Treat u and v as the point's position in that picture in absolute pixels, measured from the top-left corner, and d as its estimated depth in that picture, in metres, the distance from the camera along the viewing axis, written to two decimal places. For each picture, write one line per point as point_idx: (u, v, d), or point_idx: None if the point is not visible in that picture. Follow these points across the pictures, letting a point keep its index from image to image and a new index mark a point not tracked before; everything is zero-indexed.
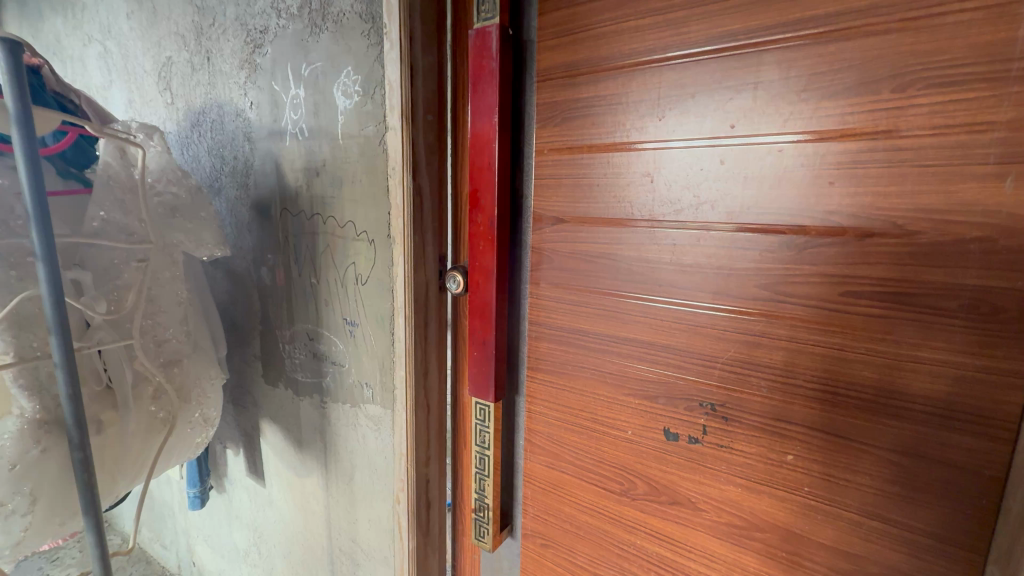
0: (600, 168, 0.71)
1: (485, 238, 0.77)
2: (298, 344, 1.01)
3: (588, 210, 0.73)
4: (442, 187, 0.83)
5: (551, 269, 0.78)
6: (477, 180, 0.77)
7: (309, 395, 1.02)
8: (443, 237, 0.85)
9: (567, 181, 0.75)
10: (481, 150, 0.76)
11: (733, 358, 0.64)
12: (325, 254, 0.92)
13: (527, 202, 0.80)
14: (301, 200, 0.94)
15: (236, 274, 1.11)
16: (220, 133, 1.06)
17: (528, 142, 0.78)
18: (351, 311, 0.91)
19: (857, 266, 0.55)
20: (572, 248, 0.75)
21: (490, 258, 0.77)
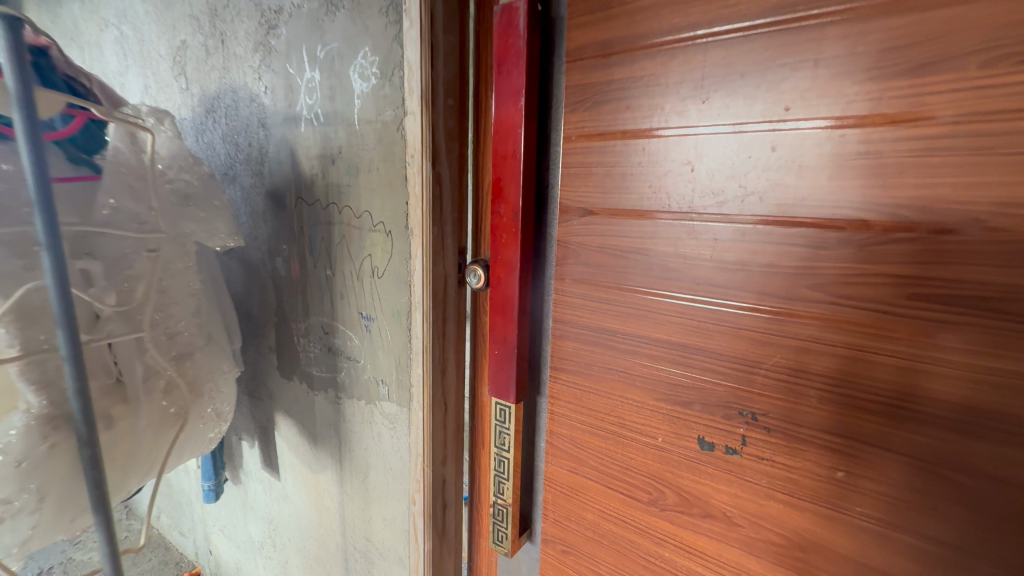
0: (634, 156, 0.66)
1: (508, 231, 0.73)
2: (313, 337, 0.98)
3: (619, 201, 0.68)
4: (463, 176, 0.79)
5: (578, 264, 0.73)
6: (502, 169, 0.73)
7: (324, 390, 0.99)
8: (463, 230, 0.81)
9: (595, 170, 0.70)
10: (505, 136, 0.71)
11: (778, 364, 0.59)
12: (340, 245, 0.88)
13: (552, 192, 0.76)
14: (316, 189, 0.90)
15: (251, 264, 1.08)
16: (235, 119, 1.03)
17: (554, 129, 0.74)
18: (366, 306, 0.86)
19: (934, 266, 0.49)
20: (602, 243, 0.70)
21: (513, 252, 0.73)
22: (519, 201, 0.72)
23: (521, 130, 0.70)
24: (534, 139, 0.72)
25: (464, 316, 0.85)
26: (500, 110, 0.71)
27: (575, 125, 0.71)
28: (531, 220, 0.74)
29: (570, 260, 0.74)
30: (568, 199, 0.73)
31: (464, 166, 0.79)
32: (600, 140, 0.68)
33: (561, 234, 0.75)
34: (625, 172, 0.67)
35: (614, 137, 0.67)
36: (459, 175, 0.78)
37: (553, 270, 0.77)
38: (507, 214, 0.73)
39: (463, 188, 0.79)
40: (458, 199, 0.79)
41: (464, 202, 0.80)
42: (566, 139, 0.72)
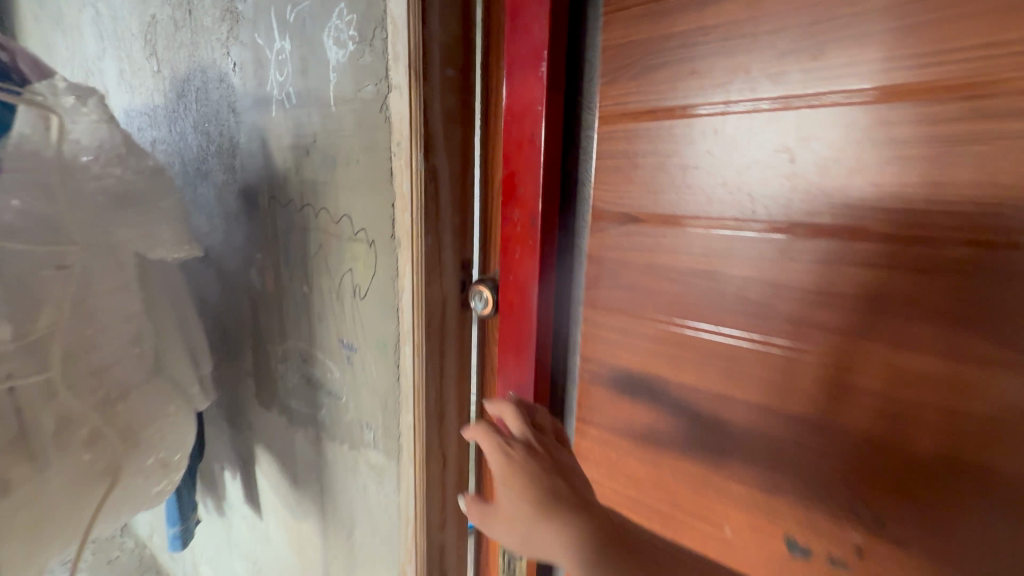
0: (702, 141, 0.46)
1: (522, 244, 0.56)
2: (290, 364, 0.82)
3: (678, 204, 0.49)
4: (466, 171, 0.62)
5: (620, 288, 0.54)
6: (517, 161, 0.55)
7: (303, 427, 0.83)
8: (466, 241, 0.64)
9: (644, 162, 0.51)
10: (521, 118, 0.54)
11: (902, 451, 0.40)
12: (316, 256, 0.71)
13: (582, 192, 0.57)
14: (289, 187, 0.73)
15: (226, 275, 0.93)
16: (204, 104, 0.88)
17: (586, 107, 0.55)
18: (348, 333, 0.69)
19: (998, 282, 0.34)
20: (651, 261, 0.51)
21: (531, 271, 0.56)
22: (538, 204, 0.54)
23: (542, 107, 0.52)
24: (559, 121, 0.54)
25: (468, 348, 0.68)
26: (514, 82, 0.54)
27: (616, 98, 0.52)
28: (553, 229, 0.56)
29: (608, 282, 0.55)
30: (604, 200, 0.54)
31: (468, 159, 0.62)
32: (649, 120, 0.50)
33: (595, 248, 0.56)
34: (687, 164, 0.48)
35: (672, 115, 0.48)
36: (462, 170, 0.61)
37: (582, 295, 0.59)
38: (523, 222, 0.56)
39: (468, 186, 0.62)
40: (461, 200, 0.62)
41: (470, 206, 0.63)
42: (602, 120, 0.53)
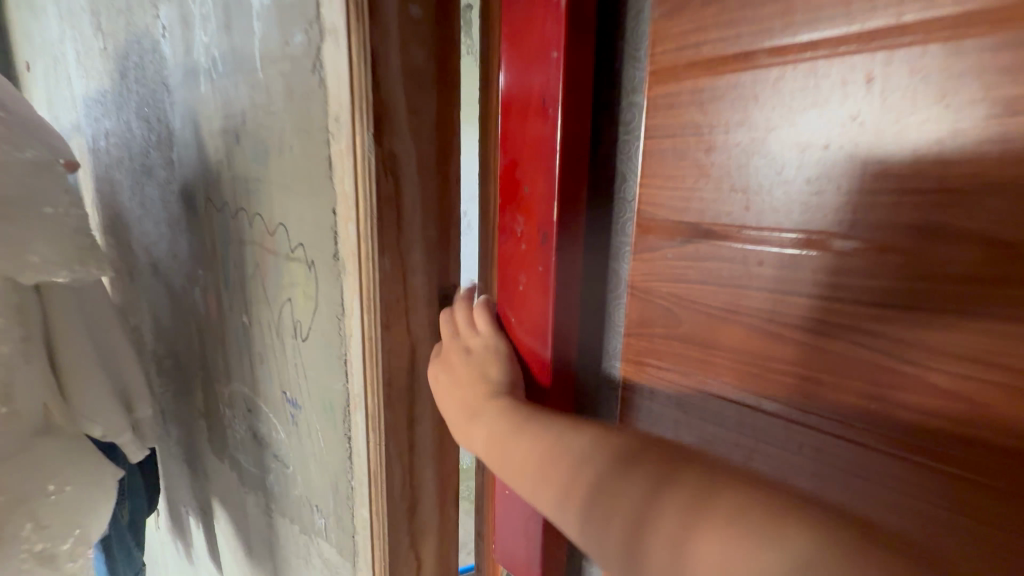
0: (842, 100, 0.25)
1: (526, 271, 0.38)
2: (236, 412, 0.65)
3: (793, 211, 0.27)
4: (445, 164, 0.43)
5: (678, 342, 0.33)
6: (523, 142, 0.37)
7: (254, 490, 0.65)
8: (448, 264, 0.45)
9: (726, 139, 0.29)
10: (528, 76, 0.36)
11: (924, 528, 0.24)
12: (253, 278, 0.53)
13: (619, 188, 0.37)
14: (223, 185, 0.56)
15: (175, 293, 0.77)
16: (142, 84, 0.71)
17: (626, 57, 0.35)
18: (290, 383, 0.51)
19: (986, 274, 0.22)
20: (734, 303, 0.30)
21: (543, 312, 0.37)
22: (553, 210, 0.36)
23: (558, 53, 0.34)
24: (587, 80, 0.35)
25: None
26: (521, 21, 0.36)
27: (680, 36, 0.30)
28: (575, 249, 0.37)
29: (659, 332, 0.34)
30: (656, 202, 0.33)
31: (447, 146, 0.42)
32: (738, 68, 0.28)
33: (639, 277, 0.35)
34: (814, 141, 0.26)
35: (785, 57, 0.26)
36: (432, 161, 0.42)
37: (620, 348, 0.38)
38: (529, 237, 0.37)
39: (452, 185, 0.44)
40: (435, 206, 0.43)
41: (451, 213, 0.44)
42: (654, 76, 0.32)
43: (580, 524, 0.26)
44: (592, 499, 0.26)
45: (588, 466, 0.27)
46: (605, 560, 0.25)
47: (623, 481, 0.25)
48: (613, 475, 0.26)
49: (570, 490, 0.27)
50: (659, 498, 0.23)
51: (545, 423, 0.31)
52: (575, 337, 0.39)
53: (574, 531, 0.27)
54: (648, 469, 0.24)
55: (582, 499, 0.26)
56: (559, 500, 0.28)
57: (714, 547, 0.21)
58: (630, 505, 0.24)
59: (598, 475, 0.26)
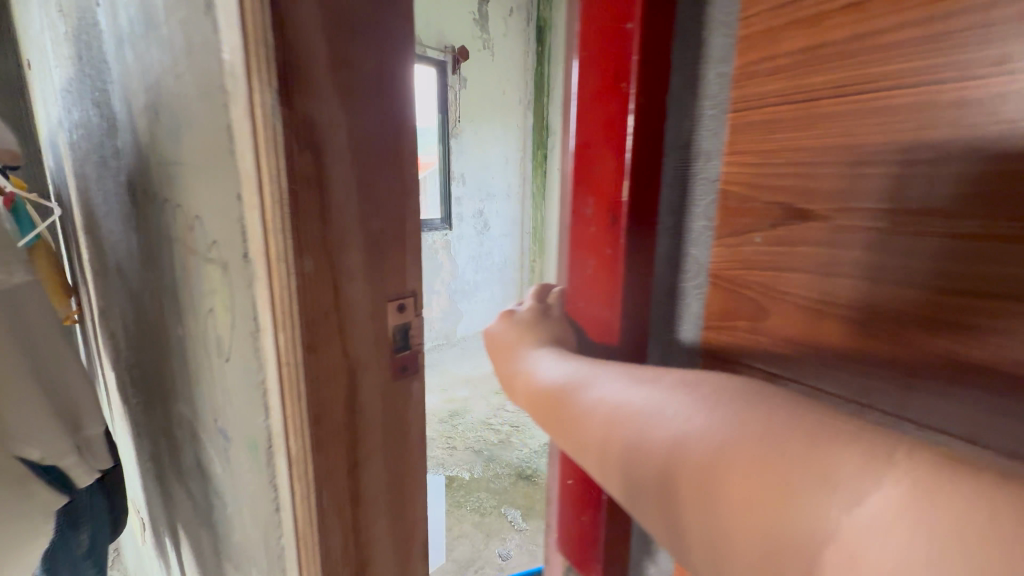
0: (980, 46, 0.20)
1: (596, 254, 0.37)
2: (184, 436, 0.56)
3: (901, 193, 0.23)
4: (396, 146, 0.34)
5: (777, 343, 0.29)
6: (596, 121, 0.35)
7: (205, 526, 0.57)
8: (404, 268, 0.37)
9: (834, 105, 0.25)
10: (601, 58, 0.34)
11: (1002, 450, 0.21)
12: (182, 283, 0.44)
13: (695, 168, 0.33)
14: (152, 172, 0.47)
15: (133, 298, 0.69)
16: (89, 65, 0.63)
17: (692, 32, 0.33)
18: (220, 412, 0.42)
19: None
20: (826, 292, 0.26)
21: (614, 296, 0.36)
22: (623, 190, 0.34)
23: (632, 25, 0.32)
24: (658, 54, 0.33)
25: (417, 438, 0.41)
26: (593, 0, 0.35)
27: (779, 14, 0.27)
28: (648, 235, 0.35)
29: (744, 330, 0.31)
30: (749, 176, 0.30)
31: (387, 122, 0.33)
32: (862, 35, 0.23)
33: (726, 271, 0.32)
34: (951, 107, 0.21)
35: (902, 10, 0.22)
36: (370, 141, 0.32)
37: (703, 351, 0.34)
38: (600, 220, 0.36)
39: (404, 172, 0.35)
40: (376, 198, 0.33)
41: (400, 206, 0.35)
42: (745, 41, 0.29)
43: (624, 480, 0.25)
44: (626, 450, 0.25)
45: (615, 416, 0.26)
46: (647, 516, 0.24)
47: (651, 424, 0.24)
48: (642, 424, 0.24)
49: (604, 446, 0.26)
50: (682, 446, 0.22)
51: (567, 380, 0.30)
52: (649, 318, 0.37)
53: (619, 492, 0.26)
54: (672, 408, 0.24)
55: (616, 455, 0.25)
56: (593, 461, 0.27)
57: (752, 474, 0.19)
58: (659, 451, 0.23)
59: (627, 423, 0.25)
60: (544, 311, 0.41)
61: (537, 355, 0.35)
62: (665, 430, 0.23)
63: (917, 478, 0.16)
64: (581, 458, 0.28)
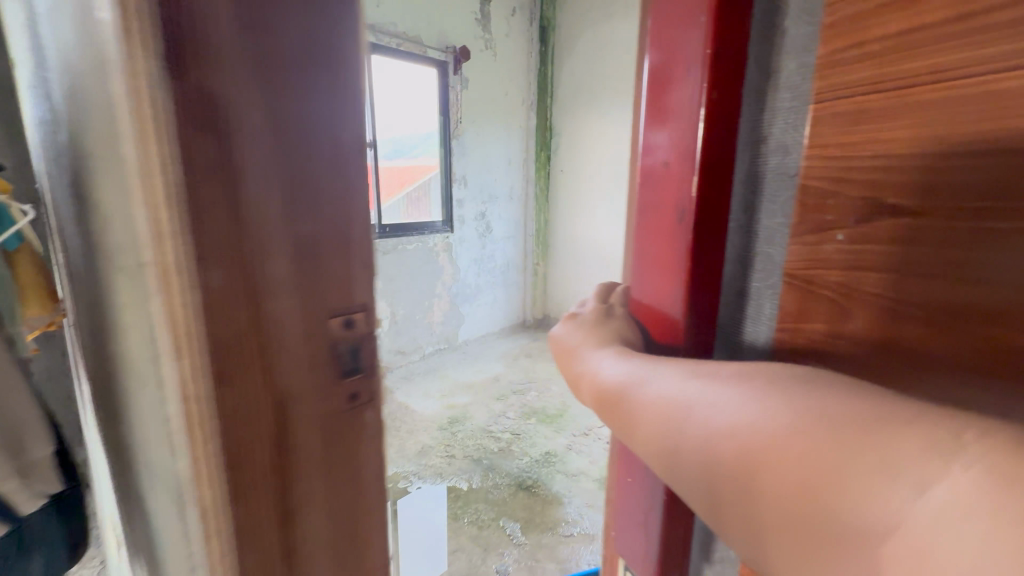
0: None
1: (660, 266, 0.46)
2: (129, 461, 0.50)
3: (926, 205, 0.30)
4: (331, 138, 0.28)
5: (823, 337, 0.37)
6: (660, 171, 0.45)
7: (152, 562, 0.51)
8: (348, 282, 0.31)
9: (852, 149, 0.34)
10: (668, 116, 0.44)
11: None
12: (108, 294, 0.39)
13: (760, 205, 0.42)
14: (82, 165, 0.41)
15: (87, 306, 0.63)
16: (34, 49, 0.57)
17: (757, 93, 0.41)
18: (144, 443, 0.37)
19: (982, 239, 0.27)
20: (844, 285, 0.35)
21: (674, 295, 0.45)
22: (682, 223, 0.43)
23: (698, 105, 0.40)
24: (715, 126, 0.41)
25: (369, 476, 0.35)
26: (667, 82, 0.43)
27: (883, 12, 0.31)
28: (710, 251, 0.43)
29: (821, 332, 0.37)
30: (808, 193, 0.37)
31: (313, 108, 0.27)
32: (900, 102, 0.30)
33: (792, 264, 0.39)
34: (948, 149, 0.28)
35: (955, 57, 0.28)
36: (294, 132, 0.26)
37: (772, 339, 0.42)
38: (660, 239, 0.46)
39: (343, 169, 0.29)
40: (304, 200, 0.28)
41: (339, 209, 0.29)
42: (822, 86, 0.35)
43: (666, 468, 0.34)
44: (666, 441, 0.34)
45: (647, 410, 0.37)
46: (725, 515, 0.30)
47: (682, 418, 0.33)
48: (676, 419, 0.34)
49: (646, 429, 0.36)
50: (725, 428, 0.30)
51: (615, 375, 0.42)
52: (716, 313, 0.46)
53: (659, 467, 0.35)
54: (710, 401, 0.32)
55: (661, 440, 0.35)
56: (639, 443, 0.37)
57: (758, 452, 0.28)
58: (698, 434, 0.32)
59: (665, 421, 0.35)
60: (609, 309, 0.54)
61: (583, 363, 0.48)
62: (703, 411, 0.32)
63: (994, 462, 0.20)
64: (632, 441, 0.39)
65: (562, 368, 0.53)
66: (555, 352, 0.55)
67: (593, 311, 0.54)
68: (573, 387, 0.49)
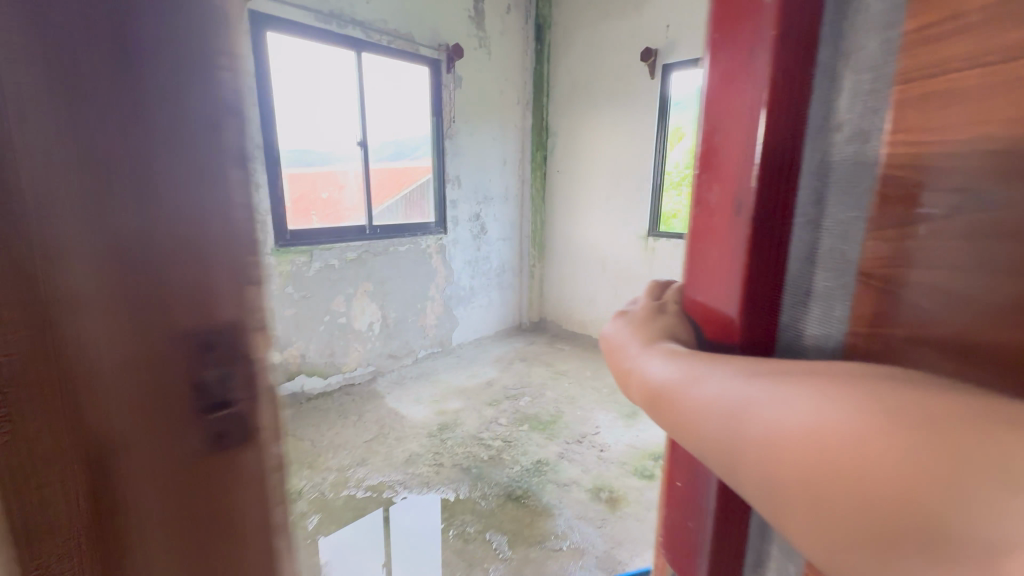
0: None
1: (717, 247, 0.45)
2: None
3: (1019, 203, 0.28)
4: (165, 137, 0.24)
5: (899, 336, 0.35)
6: (722, 152, 0.43)
7: None
8: (207, 308, 0.26)
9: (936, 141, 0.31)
10: (728, 114, 0.42)
11: None
12: None
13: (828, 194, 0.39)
14: None
15: None
16: None
17: (825, 87, 0.38)
18: None
19: None
20: (924, 281, 0.33)
21: (732, 289, 0.43)
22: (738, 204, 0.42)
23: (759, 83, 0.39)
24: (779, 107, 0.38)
25: (253, 535, 0.30)
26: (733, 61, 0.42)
27: None
28: (772, 252, 0.41)
29: (893, 331, 0.35)
30: (890, 184, 0.35)
31: (144, 106, 0.23)
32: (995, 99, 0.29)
33: (867, 263, 0.37)
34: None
35: None
36: (126, 137, 0.23)
37: (841, 341, 0.39)
38: (721, 220, 0.44)
39: (188, 171, 0.25)
40: (123, 214, 0.23)
41: (180, 219, 0.25)
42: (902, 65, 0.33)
43: (742, 473, 0.35)
44: (742, 440, 0.35)
45: (716, 409, 0.37)
46: (788, 517, 0.31)
47: (750, 415, 0.35)
48: (753, 418, 0.34)
49: (716, 428, 0.37)
50: (810, 431, 0.31)
51: (680, 365, 0.43)
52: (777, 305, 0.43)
53: (726, 467, 0.36)
54: (790, 403, 0.33)
55: (734, 437, 0.35)
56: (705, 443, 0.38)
57: (855, 466, 0.28)
58: (778, 435, 0.32)
59: (742, 421, 0.35)
60: (664, 305, 0.54)
61: (638, 357, 0.48)
62: (785, 412, 0.33)
63: None
64: (696, 441, 0.39)
65: (619, 363, 0.52)
66: (613, 350, 0.54)
67: (646, 308, 0.55)
68: (629, 381, 0.49)
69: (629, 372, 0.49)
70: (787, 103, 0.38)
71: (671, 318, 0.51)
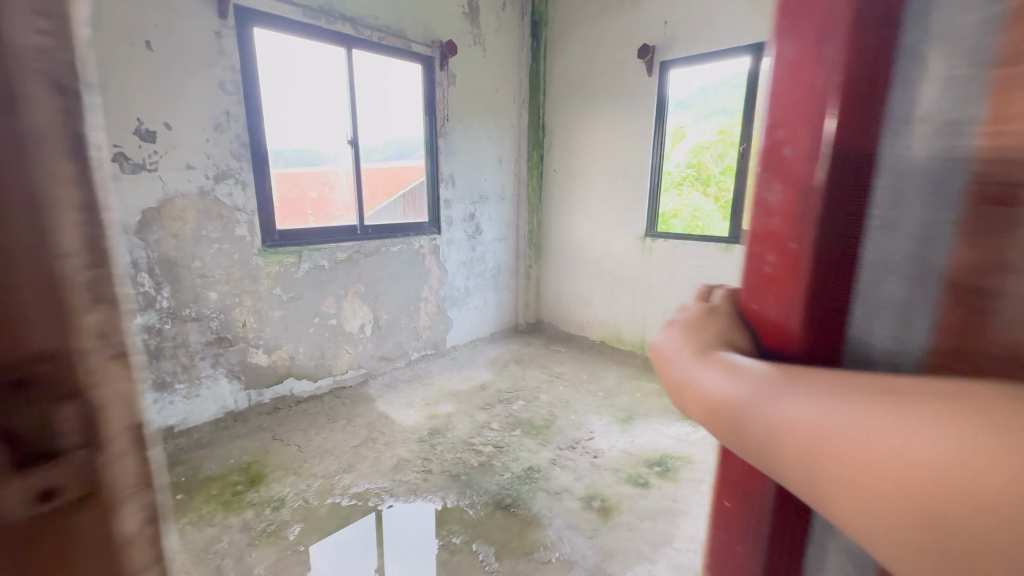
0: None
1: (776, 248, 0.40)
2: None
3: None
4: None
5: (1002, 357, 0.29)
6: (785, 146, 0.39)
7: None
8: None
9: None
10: (792, 105, 0.38)
11: None
12: None
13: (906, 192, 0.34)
14: None
15: None
16: None
17: (902, 72, 0.33)
18: None
19: None
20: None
21: (794, 294, 0.39)
22: (804, 201, 0.38)
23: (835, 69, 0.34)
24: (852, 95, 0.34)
25: None
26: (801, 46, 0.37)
27: None
28: (838, 258, 0.37)
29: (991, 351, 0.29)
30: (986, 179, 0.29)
31: None
32: None
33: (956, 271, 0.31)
34: None
35: None
36: None
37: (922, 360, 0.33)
38: (782, 219, 0.40)
39: None
40: None
41: None
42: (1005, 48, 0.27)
43: (845, 504, 0.30)
44: (837, 461, 0.30)
45: (800, 428, 0.33)
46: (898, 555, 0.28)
47: (839, 440, 0.30)
48: (845, 435, 0.30)
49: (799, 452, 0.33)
50: (919, 459, 0.27)
51: (744, 379, 0.38)
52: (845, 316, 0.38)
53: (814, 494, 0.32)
54: (888, 427, 0.29)
55: (821, 463, 0.31)
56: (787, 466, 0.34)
57: (1008, 497, 0.23)
58: (879, 464, 0.28)
59: (832, 439, 0.31)
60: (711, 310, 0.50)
61: (692, 367, 0.44)
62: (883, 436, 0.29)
63: None
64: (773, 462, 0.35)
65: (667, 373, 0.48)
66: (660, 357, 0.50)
67: (696, 314, 0.50)
68: (681, 393, 0.45)
69: (681, 384, 0.45)
70: (861, 90, 0.34)
71: (724, 324, 0.46)
